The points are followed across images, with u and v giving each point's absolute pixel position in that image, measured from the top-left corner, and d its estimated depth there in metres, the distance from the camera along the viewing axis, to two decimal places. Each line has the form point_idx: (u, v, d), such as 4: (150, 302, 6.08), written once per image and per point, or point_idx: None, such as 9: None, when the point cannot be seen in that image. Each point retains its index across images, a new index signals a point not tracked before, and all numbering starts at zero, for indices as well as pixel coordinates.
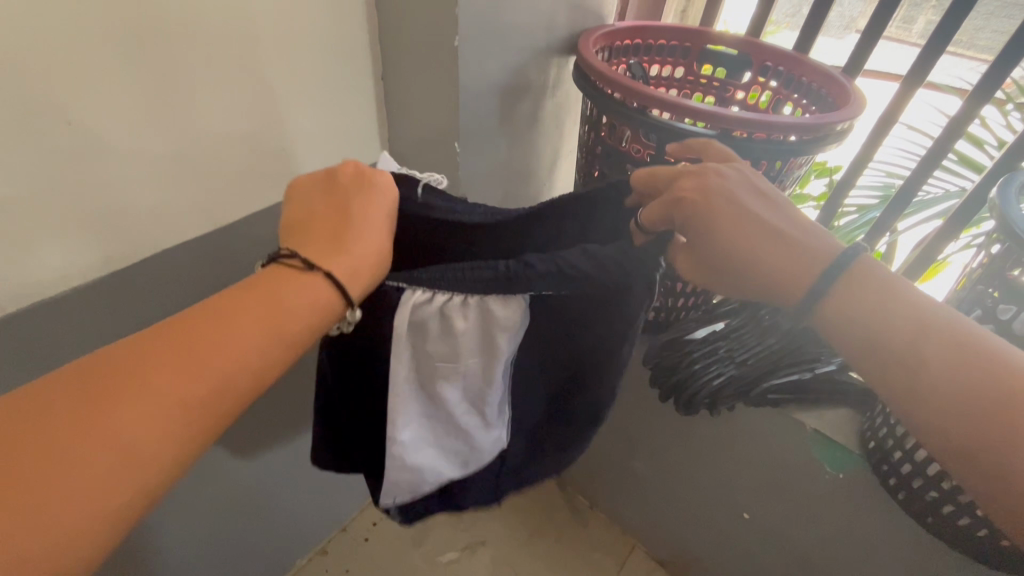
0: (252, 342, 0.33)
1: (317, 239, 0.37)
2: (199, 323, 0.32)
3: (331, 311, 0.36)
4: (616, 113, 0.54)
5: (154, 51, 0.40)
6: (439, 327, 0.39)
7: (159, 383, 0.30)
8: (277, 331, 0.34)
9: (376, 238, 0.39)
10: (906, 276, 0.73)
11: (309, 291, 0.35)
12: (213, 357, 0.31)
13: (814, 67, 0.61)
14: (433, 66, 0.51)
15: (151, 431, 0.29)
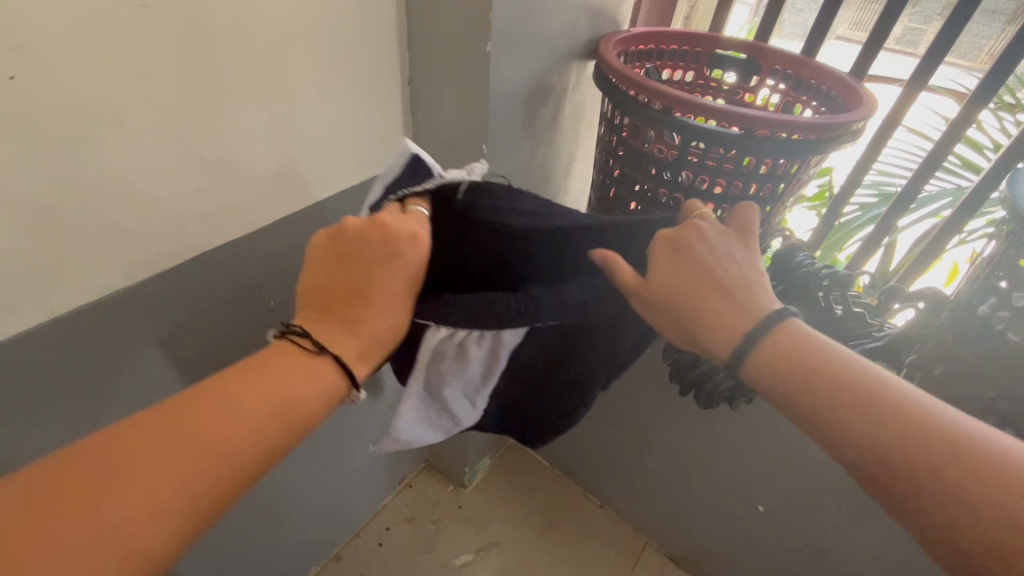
0: (251, 421, 0.34)
1: (329, 320, 0.39)
2: (198, 403, 0.33)
3: (335, 395, 0.39)
4: (640, 115, 0.56)
5: (208, 54, 0.40)
6: (454, 353, 0.45)
7: (157, 466, 0.30)
8: (278, 410, 0.35)
9: (388, 316, 0.41)
10: (911, 271, 0.76)
11: (308, 375, 0.37)
12: (211, 436, 0.32)
13: (823, 70, 0.64)
14: (465, 71, 0.52)
15: (150, 514, 0.29)
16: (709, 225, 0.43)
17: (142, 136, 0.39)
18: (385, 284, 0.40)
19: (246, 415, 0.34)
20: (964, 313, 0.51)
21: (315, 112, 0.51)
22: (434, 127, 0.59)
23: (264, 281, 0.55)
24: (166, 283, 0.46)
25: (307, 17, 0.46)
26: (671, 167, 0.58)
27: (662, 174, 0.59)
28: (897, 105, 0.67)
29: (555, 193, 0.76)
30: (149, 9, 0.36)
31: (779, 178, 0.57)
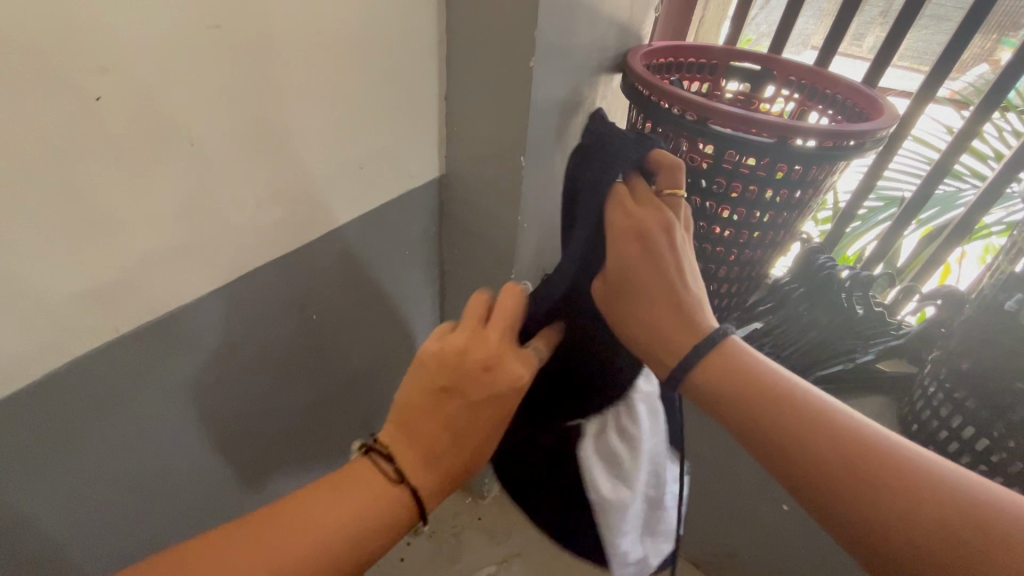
0: (323, 533, 0.39)
1: (412, 449, 0.44)
2: (287, 512, 0.40)
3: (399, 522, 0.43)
4: (672, 126, 0.57)
5: (268, 73, 0.41)
6: (622, 444, 0.52)
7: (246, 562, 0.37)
8: (347, 528, 0.40)
9: (469, 437, 0.46)
10: (922, 273, 0.79)
11: (381, 495, 0.43)
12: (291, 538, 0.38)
13: (838, 81, 0.66)
14: (505, 87, 0.54)
15: None
16: (657, 234, 0.44)
17: (209, 155, 0.39)
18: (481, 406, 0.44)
19: (335, 514, 0.40)
20: (990, 309, 0.53)
21: (361, 128, 0.52)
22: (470, 141, 0.60)
23: (308, 294, 0.55)
24: (222, 299, 0.46)
25: (359, 36, 0.47)
26: (703, 177, 0.60)
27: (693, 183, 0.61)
28: (908, 111, 0.70)
29: None
30: (222, 30, 0.36)
31: (807, 185, 0.59)
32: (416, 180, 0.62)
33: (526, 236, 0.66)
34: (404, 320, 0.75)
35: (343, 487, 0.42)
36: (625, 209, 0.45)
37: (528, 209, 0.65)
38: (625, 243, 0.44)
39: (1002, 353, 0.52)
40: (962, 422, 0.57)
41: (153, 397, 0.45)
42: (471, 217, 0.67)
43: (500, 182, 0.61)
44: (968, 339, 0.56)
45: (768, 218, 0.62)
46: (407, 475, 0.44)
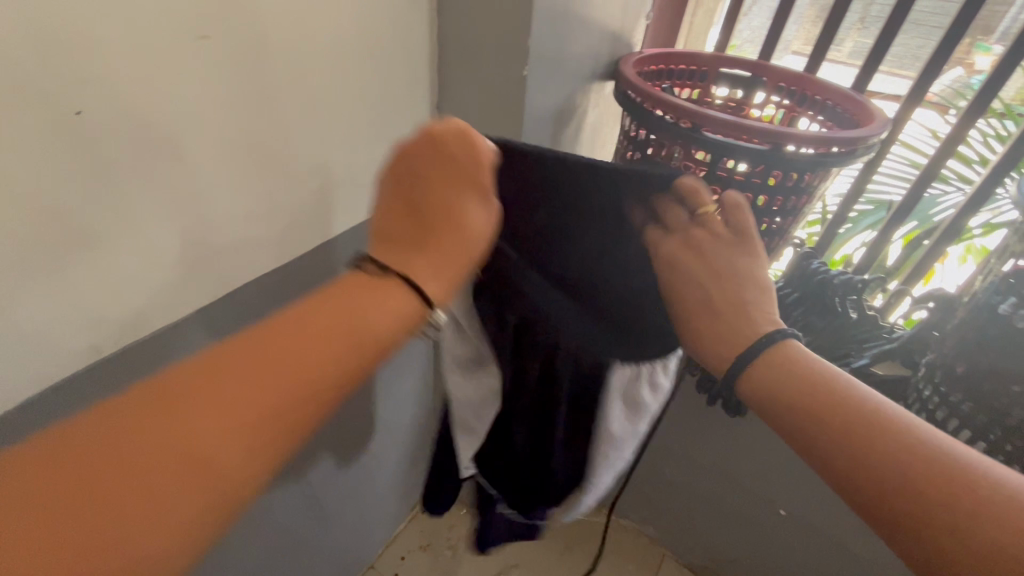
0: (320, 356, 0.32)
1: (402, 249, 0.37)
2: (248, 343, 0.31)
3: (410, 320, 0.36)
4: (667, 133, 0.57)
5: (258, 84, 0.40)
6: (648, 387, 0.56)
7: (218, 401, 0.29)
8: (344, 339, 0.33)
9: (461, 259, 0.38)
10: (913, 275, 0.80)
11: (386, 304, 0.35)
12: (276, 365, 0.30)
13: (827, 87, 0.67)
14: (499, 95, 0.53)
15: (224, 433, 0.28)
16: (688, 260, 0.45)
17: (200, 168, 0.38)
18: (460, 202, 0.38)
19: (330, 342, 0.32)
20: (983, 312, 0.53)
21: (354, 138, 0.51)
22: None
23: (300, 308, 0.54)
24: (214, 316, 0.45)
25: (351, 45, 0.46)
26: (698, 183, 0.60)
27: None
28: (897, 116, 0.71)
29: None
30: (212, 41, 0.36)
31: (801, 191, 0.59)
32: None
33: None
34: None
35: (334, 308, 0.33)
36: (665, 233, 0.46)
37: None
38: (671, 262, 0.46)
39: (997, 355, 0.52)
40: (958, 425, 0.58)
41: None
42: None
43: None
44: (962, 342, 0.56)
45: (762, 223, 0.63)
46: (395, 264, 0.36)
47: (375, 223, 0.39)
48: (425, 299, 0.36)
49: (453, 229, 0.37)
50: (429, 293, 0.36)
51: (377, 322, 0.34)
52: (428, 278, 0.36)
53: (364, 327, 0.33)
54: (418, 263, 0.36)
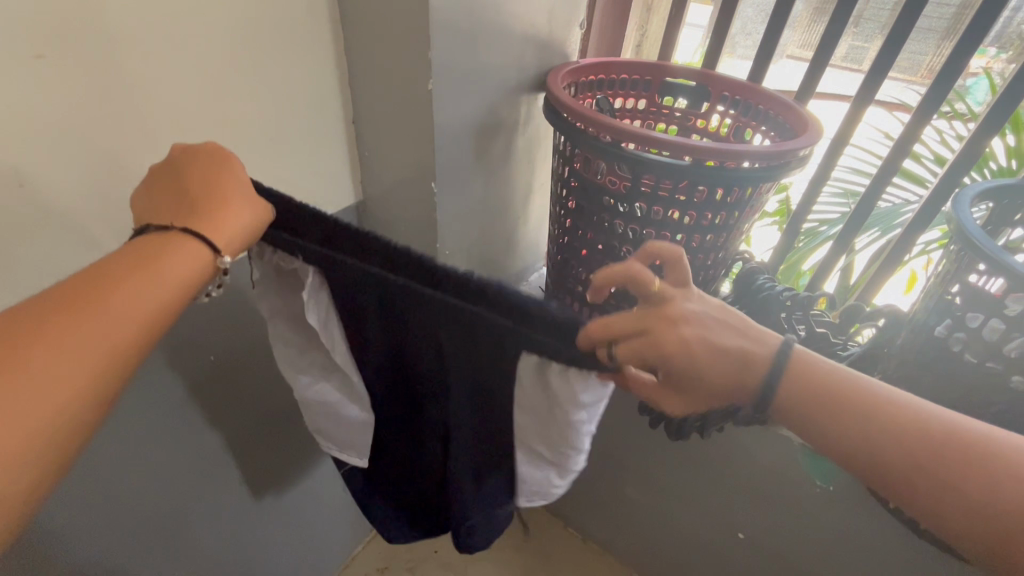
0: (145, 296, 0.34)
1: (163, 215, 0.38)
2: (77, 288, 0.33)
3: (204, 260, 0.37)
4: (590, 147, 0.55)
5: (112, 101, 0.39)
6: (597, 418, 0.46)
7: (46, 339, 0.31)
8: (170, 281, 0.35)
9: (244, 221, 0.39)
10: (870, 287, 0.77)
11: (190, 259, 0.36)
12: (104, 307, 0.33)
13: (769, 96, 0.64)
14: (406, 110, 0.51)
15: (54, 364, 0.31)
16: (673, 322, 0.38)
17: (51, 188, 0.38)
18: (221, 175, 0.40)
19: (165, 280, 0.35)
20: (920, 333, 0.50)
21: (249, 155, 0.50)
22: (380, 166, 0.58)
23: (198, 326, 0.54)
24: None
25: (229, 61, 0.44)
26: (625, 199, 0.57)
27: (616, 206, 0.59)
28: (845, 124, 0.68)
29: (514, 226, 0.75)
30: (46, 59, 0.35)
31: (732, 207, 0.57)
32: (329, 208, 0.59)
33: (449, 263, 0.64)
34: None
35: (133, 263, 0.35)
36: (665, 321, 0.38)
37: (451, 237, 0.62)
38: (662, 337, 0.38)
39: (936, 379, 0.49)
40: None
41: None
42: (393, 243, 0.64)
43: (415, 209, 0.58)
44: (901, 363, 0.53)
45: (697, 240, 0.60)
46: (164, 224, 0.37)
47: (137, 206, 0.39)
48: (212, 246, 0.37)
49: (220, 200, 0.39)
50: (217, 243, 0.37)
51: (182, 271, 0.36)
52: (216, 236, 0.38)
53: (176, 268, 0.36)
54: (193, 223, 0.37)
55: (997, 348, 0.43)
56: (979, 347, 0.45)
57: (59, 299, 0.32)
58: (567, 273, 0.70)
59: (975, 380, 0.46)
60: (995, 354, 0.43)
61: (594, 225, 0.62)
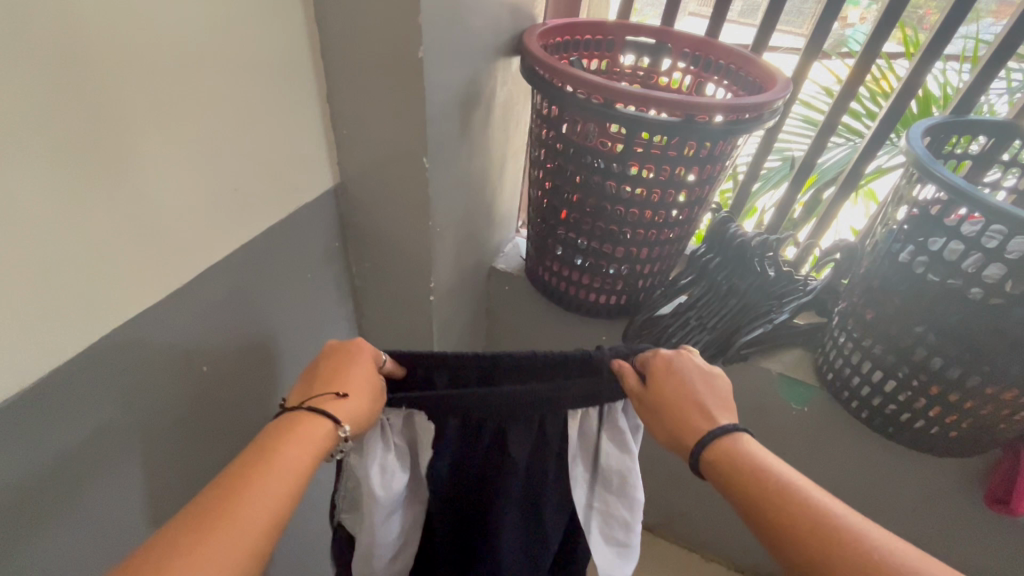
0: (252, 534, 0.36)
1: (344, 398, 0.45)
2: (199, 524, 0.35)
3: (324, 446, 0.44)
4: (579, 110, 0.54)
5: (84, 89, 0.34)
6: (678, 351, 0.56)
7: (213, 551, 0.34)
8: (272, 523, 0.37)
9: (367, 385, 0.50)
10: (819, 224, 0.86)
11: (312, 429, 0.44)
12: (225, 549, 0.34)
13: (728, 50, 0.67)
14: (392, 81, 0.48)
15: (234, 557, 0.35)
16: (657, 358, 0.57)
17: (25, 198, 0.32)
18: None
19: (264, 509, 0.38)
20: (886, 259, 0.56)
21: (225, 144, 0.45)
22: (362, 143, 0.54)
23: (197, 341, 0.49)
24: (90, 368, 0.40)
25: (194, 28, 0.39)
26: (616, 160, 0.57)
27: (606, 169, 0.59)
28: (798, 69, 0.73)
29: (492, 198, 0.74)
30: (4, 38, 0.29)
31: (716, 158, 0.59)
32: (305, 193, 0.56)
33: (441, 241, 0.62)
34: (322, 341, 0.69)
35: (287, 432, 0.43)
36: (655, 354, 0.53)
37: (443, 213, 0.60)
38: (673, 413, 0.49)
39: (904, 300, 0.54)
40: (871, 366, 0.60)
41: (10, 501, 0.37)
42: (378, 224, 0.61)
43: (404, 186, 0.55)
44: (870, 288, 0.59)
45: (682, 195, 0.61)
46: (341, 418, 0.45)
47: None
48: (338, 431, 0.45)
49: None
50: (336, 415, 0.45)
51: (301, 460, 0.41)
52: (342, 413, 0.46)
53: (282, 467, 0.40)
54: (326, 401, 0.47)
55: (957, 266, 0.49)
56: (941, 267, 0.50)
57: (200, 523, 0.35)
58: (548, 237, 0.71)
59: (939, 297, 0.51)
60: (956, 272, 0.49)
61: (581, 188, 0.62)
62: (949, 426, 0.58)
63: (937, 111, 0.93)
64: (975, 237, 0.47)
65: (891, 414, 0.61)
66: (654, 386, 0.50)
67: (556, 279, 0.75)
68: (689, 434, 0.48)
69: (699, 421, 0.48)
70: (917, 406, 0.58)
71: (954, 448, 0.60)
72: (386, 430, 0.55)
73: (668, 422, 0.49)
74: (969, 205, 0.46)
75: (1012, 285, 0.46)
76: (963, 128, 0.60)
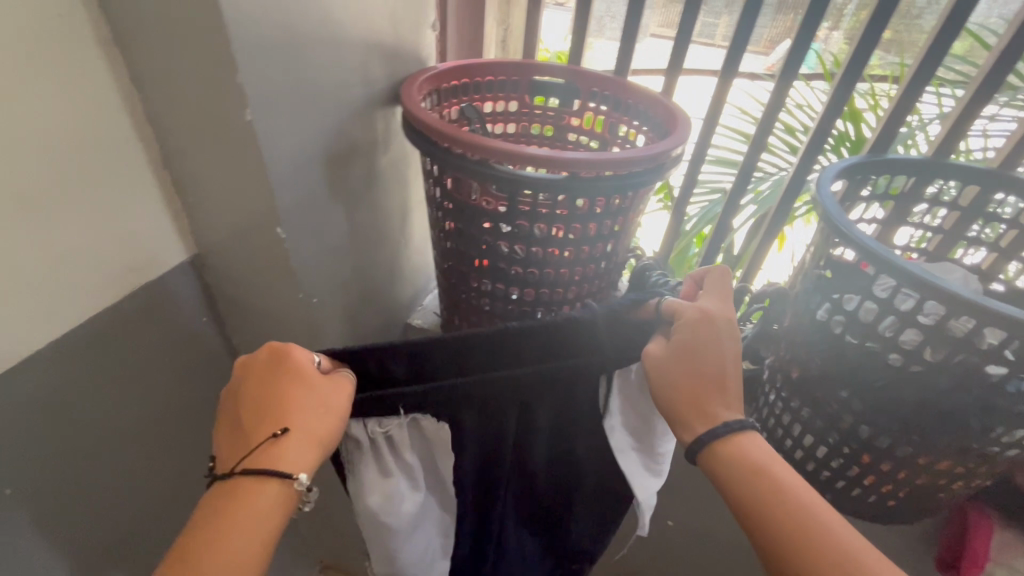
0: None
1: (307, 457, 0.39)
2: None
3: (285, 495, 0.38)
4: (457, 168, 0.49)
5: None
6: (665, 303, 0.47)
7: None
8: None
9: (313, 411, 0.40)
10: (754, 259, 0.82)
11: (253, 492, 0.38)
12: None
13: (638, 90, 0.62)
14: (228, 147, 0.42)
15: None
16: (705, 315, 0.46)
17: None
18: None
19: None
20: (803, 317, 0.51)
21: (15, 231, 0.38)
22: (213, 212, 0.48)
23: None
24: None
25: None
26: (503, 219, 0.52)
27: (498, 227, 0.53)
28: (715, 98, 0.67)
29: (397, 253, 0.67)
30: None
31: (615, 212, 0.53)
32: (151, 269, 0.49)
33: (324, 312, 0.55)
34: (205, 425, 0.62)
35: (225, 510, 0.37)
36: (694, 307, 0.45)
37: (320, 282, 0.53)
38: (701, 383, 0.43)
39: (823, 363, 0.49)
40: (802, 430, 0.55)
41: None
42: (248, 297, 0.54)
43: (266, 258, 0.49)
44: (791, 347, 0.54)
45: (584, 252, 0.56)
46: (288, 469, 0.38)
47: None
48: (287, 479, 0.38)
49: None
50: (280, 469, 0.38)
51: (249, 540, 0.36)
52: (286, 458, 0.38)
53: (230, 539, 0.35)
54: (264, 450, 0.39)
55: (873, 328, 0.44)
56: (856, 328, 0.46)
57: None
58: (456, 296, 0.65)
59: (856, 361, 0.46)
60: (870, 336, 0.44)
61: (476, 247, 0.57)
62: (886, 495, 0.53)
63: (869, 131, 0.90)
64: (885, 299, 0.42)
65: (824, 482, 0.56)
66: (682, 353, 0.43)
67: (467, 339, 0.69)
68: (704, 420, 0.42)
69: (717, 405, 0.42)
70: (851, 473, 0.53)
71: (895, 516, 0.55)
72: (388, 444, 0.48)
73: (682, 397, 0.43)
74: (876, 264, 0.41)
75: (930, 351, 0.41)
76: (880, 168, 0.56)
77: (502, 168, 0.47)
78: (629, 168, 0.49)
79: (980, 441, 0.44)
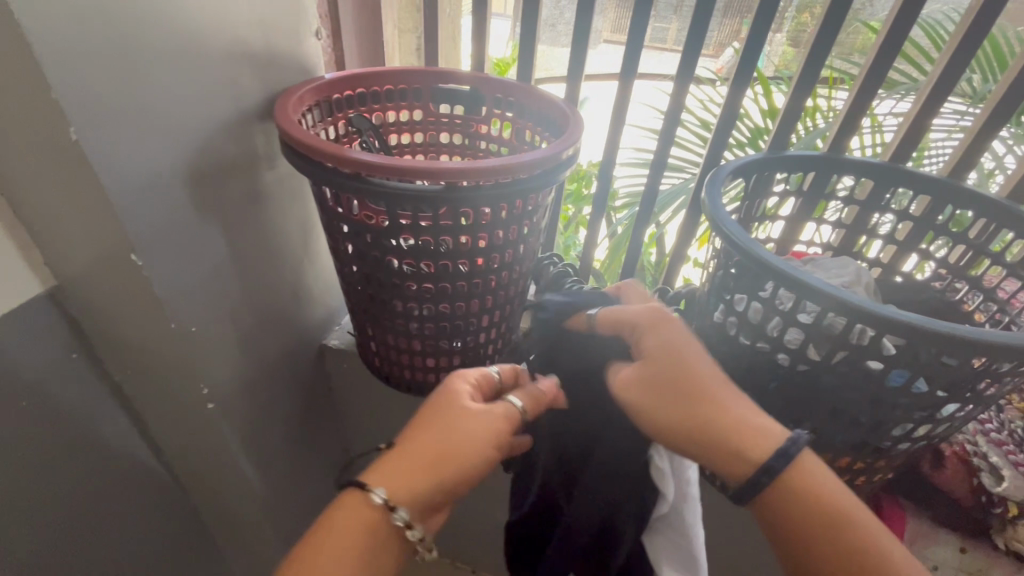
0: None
1: (414, 474, 0.37)
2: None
3: (375, 520, 0.37)
4: (333, 183, 0.46)
5: None
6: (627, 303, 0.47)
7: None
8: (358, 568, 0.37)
9: (445, 422, 0.39)
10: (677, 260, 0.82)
11: (350, 507, 0.37)
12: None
13: (538, 95, 0.61)
14: (62, 172, 0.38)
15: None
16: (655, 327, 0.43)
17: None
18: None
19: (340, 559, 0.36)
20: (703, 320, 0.50)
21: None
22: (63, 242, 0.44)
23: None
24: None
25: None
26: (388, 234, 0.50)
27: (387, 243, 0.51)
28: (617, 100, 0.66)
29: (301, 274, 0.64)
30: None
31: (509, 222, 0.51)
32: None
33: (208, 342, 0.52)
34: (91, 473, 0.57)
35: (328, 516, 0.38)
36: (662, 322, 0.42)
37: (199, 310, 0.50)
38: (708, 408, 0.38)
39: (724, 366, 0.48)
40: None
41: None
42: (122, 331, 0.50)
43: (130, 289, 0.45)
44: None
45: (482, 264, 0.54)
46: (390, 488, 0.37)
47: None
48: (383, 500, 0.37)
49: None
50: (377, 488, 0.37)
51: (345, 551, 0.37)
52: (387, 473, 0.38)
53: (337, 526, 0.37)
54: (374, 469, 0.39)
55: (760, 328, 0.43)
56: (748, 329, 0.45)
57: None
58: (362, 315, 0.62)
59: (751, 362, 0.45)
60: (759, 336, 0.44)
61: (370, 265, 0.54)
62: None
63: None
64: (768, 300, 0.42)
65: None
66: (665, 353, 0.40)
67: (381, 360, 0.66)
68: (732, 432, 0.37)
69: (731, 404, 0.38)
70: None
71: None
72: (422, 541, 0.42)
73: (686, 400, 0.38)
74: (754, 265, 0.41)
75: (815, 349, 0.41)
76: (775, 166, 0.56)
77: (378, 181, 0.45)
78: (513, 176, 0.47)
79: (874, 437, 0.44)
